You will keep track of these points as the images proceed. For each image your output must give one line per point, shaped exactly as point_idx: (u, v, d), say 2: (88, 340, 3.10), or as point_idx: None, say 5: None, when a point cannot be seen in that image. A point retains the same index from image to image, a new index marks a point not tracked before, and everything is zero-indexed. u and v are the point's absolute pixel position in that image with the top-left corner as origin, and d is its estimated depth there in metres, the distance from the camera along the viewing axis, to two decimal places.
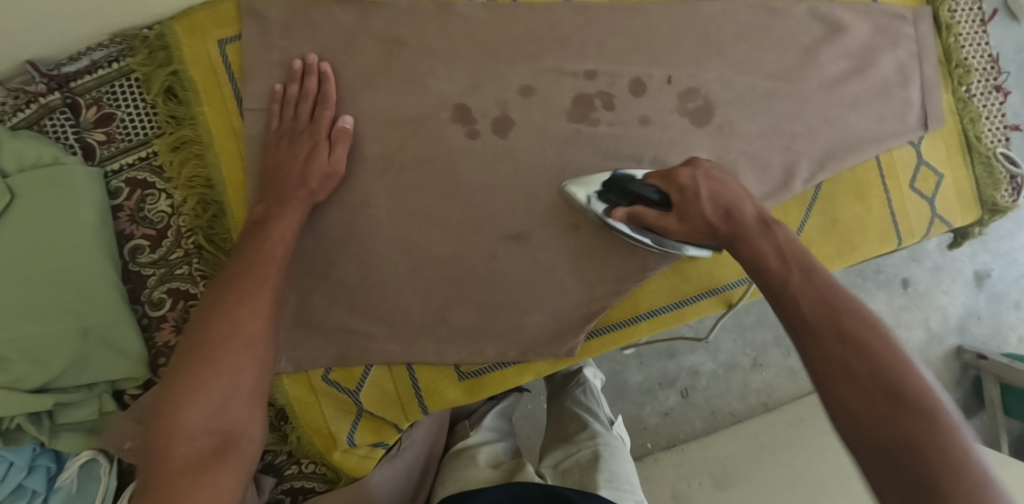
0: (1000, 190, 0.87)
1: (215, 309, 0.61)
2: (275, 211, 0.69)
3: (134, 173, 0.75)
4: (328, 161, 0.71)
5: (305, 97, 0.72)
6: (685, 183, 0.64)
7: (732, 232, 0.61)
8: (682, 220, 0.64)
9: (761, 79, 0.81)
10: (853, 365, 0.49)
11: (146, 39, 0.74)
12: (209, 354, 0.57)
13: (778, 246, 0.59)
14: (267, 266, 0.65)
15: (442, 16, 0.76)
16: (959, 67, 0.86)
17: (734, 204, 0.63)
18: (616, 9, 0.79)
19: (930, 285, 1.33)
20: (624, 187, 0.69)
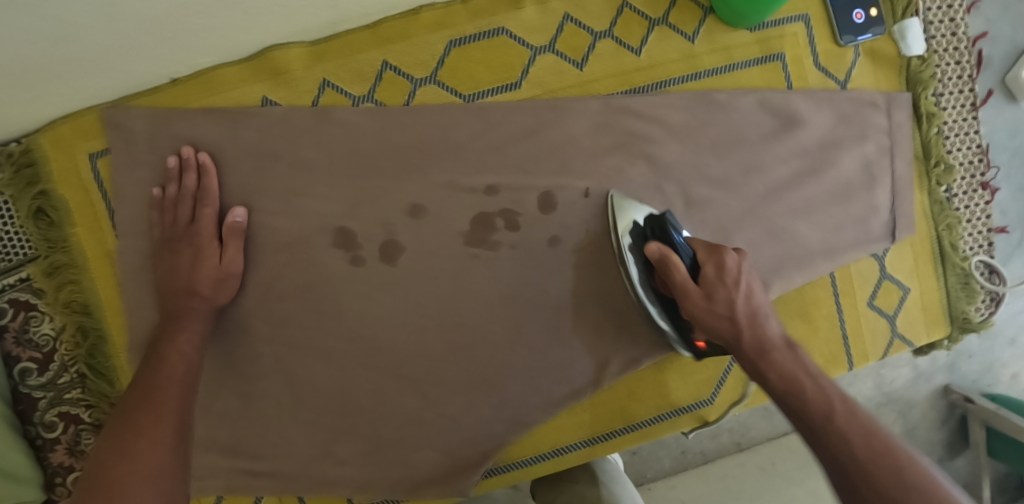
0: (974, 303, 0.76)
1: (112, 450, 0.51)
2: (170, 327, 0.63)
3: (16, 295, 0.70)
4: (218, 266, 0.66)
5: (183, 198, 0.66)
6: (729, 276, 0.60)
7: (757, 343, 0.58)
8: (706, 298, 0.60)
9: (697, 186, 0.70)
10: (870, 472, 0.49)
11: (11, 154, 0.68)
12: (106, 495, 0.47)
13: (802, 372, 0.56)
14: (168, 388, 0.57)
15: (319, 123, 0.68)
16: (938, 164, 0.74)
17: (762, 312, 0.60)
18: (522, 108, 0.69)
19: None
20: (673, 237, 0.62)
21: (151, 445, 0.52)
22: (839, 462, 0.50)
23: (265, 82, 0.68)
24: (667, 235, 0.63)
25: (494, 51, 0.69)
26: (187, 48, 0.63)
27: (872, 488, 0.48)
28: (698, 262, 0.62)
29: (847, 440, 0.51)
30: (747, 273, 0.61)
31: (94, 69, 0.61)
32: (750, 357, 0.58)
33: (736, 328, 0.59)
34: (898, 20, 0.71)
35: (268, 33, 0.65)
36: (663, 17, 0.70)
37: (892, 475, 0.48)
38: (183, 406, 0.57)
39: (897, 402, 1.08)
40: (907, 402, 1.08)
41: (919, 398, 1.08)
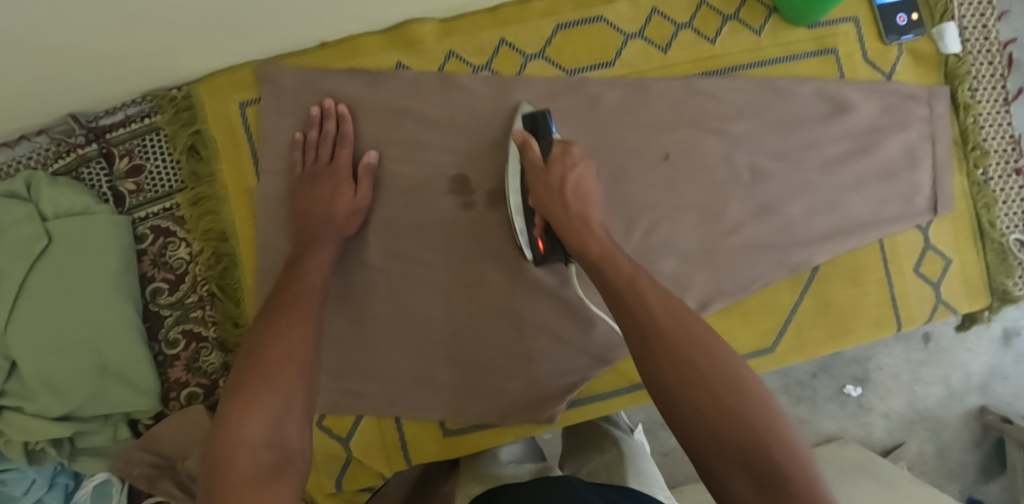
0: (1012, 277, 0.84)
1: (270, 332, 0.61)
2: (308, 249, 0.72)
3: (159, 221, 0.81)
4: (352, 200, 0.75)
5: (325, 140, 0.77)
6: (566, 161, 0.72)
7: (578, 213, 0.68)
8: (546, 171, 0.71)
9: (765, 156, 0.80)
10: (633, 310, 0.57)
11: (173, 99, 0.79)
12: (267, 370, 0.57)
13: (618, 250, 0.64)
14: (308, 295, 0.67)
15: (443, 86, 0.79)
16: (975, 148, 0.84)
17: (587, 193, 0.70)
18: (616, 83, 0.80)
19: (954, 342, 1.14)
20: (541, 125, 0.74)
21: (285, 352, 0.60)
22: (637, 324, 0.56)
23: (401, 50, 0.80)
24: (537, 126, 0.74)
25: (593, 35, 0.81)
26: (341, 15, 0.74)
27: (663, 348, 0.53)
28: (549, 150, 0.73)
29: (645, 306, 0.56)
30: (586, 166, 0.73)
31: (262, 28, 0.73)
32: (570, 223, 0.67)
33: (563, 197, 0.69)
34: (937, 24, 0.83)
35: (406, 9, 0.77)
36: (734, 14, 0.80)
37: (680, 332, 0.54)
38: (314, 315, 0.66)
39: (929, 420, 1.16)
40: (941, 422, 1.16)
41: (953, 418, 1.15)
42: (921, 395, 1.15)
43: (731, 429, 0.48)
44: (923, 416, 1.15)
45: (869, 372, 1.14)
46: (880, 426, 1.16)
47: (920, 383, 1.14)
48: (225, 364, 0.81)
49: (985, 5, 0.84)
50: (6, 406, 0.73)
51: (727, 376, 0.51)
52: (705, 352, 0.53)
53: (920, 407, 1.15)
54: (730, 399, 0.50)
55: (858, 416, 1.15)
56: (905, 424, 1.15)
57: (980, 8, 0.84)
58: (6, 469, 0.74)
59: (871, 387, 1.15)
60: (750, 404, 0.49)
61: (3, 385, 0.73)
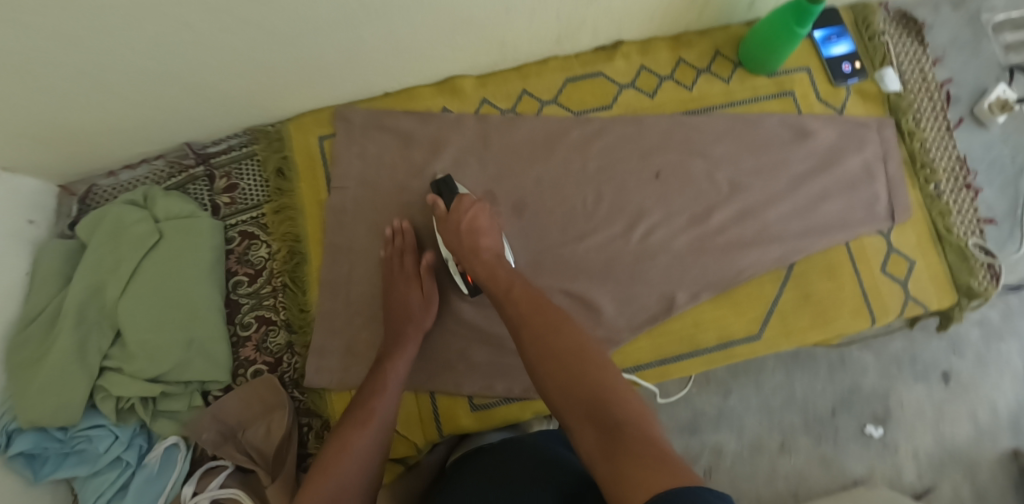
0: (974, 276, 0.96)
1: (356, 416, 0.80)
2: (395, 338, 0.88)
3: (246, 227, 1.00)
4: (421, 298, 0.90)
5: (406, 248, 0.92)
6: (462, 207, 0.89)
7: (469, 243, 0.86)
8: (447, 222, 0.89)
9: (742, 173, 0.97)
10: (510, 310, 0.76)
11: (268, 132, 1.01)
12: (334, 457, 0.76)
13: (499, 268, 0.82)
14: (391, 385, 0.83)
15: (480, 125, 0.99)
16: (924, 167, 0.99)
17: (478, 226, 0.87)
18: (618, 119, 0.99)
19: (976, 379, 1.18)
20: (445, 188, 0.92)
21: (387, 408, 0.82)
22: (513, 320, 0.75)
23: (446, 97, 1.01)
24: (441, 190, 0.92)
25: (594, 87, 1.00)
26: (402, 71, 0.96)
27: (528, 334, 0.71)
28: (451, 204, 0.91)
29: (517, 306, 0.76)
30: (478, 207, 0.89)
31: (343, 77, 0.95)
32: (465, 252, 0.85)
33: (459, 235, 0.87)
34: (877, 69, 1.02)
35: (452, 67, 0.99)
36: (707, 67, 1.01)
37: (540, 320, 0.72)
38: (390, 401, 0.82)
39: (962, 461, 1.16)
40: (974, 462, 1.16)
41: (985, 458, 1.16)
42: (949, 434, 1.16)
43: (574, 386, 0.64)
44: (954, 457, 1.16)
45: (891, 409, 1.16)
46: (910, 467, 1.15)
47: (946, 422, 1.16)
48: (289, 343, 0.95)
49: (919, 54, 1.05)
50: (109, 367, 0.88)
51: (581, 357, 0.66)
52: (566, 341, 0.68)
53: (950, 447, 1.16)
54: (581, 373, 0.64)
55: (885, 456, 1.15)
56: (934, 464, 1.15)
57: (917, 56, 1.05)
58: (96, 426, 0.87)
59: (895, 425, 1.16)
60: (598, 376, 0.64)
61: (109, 349, 0.89)
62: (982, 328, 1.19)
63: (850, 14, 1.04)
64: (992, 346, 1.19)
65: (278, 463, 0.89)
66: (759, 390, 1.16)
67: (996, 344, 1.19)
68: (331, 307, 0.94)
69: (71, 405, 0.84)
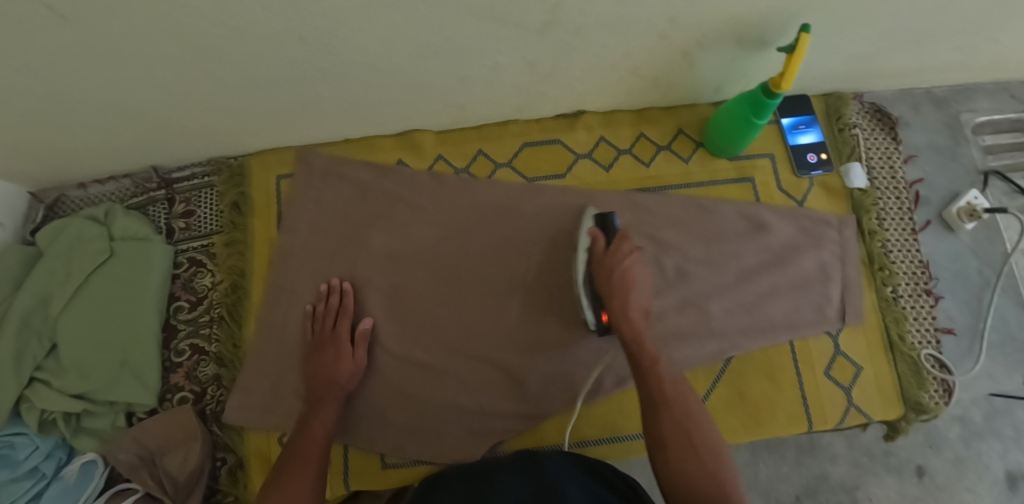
0: (924, 390, 0.93)
1: (278, 479, 0.78)
2: (313, 408, 0.86)
3: (195, 254, 1.01)
4: (352, 363, 0.88)
5: (330, 312, 0.91)
6: (621, 252, 0.81)
7: (619, 303, 0.79)
8: (602, 259, 0.82)
9: (689, 257, 0.95)
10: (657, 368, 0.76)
11: (231, 165, 1.02)
12: None
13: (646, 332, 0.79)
14: (312, 449, 0.81)
15: (434, 183, 0.99)
16: (881, 269, 0.96)
17: (632, 282, 0.81)
18: (570, 192, 0.98)
19: (953, 480, 0.97)
20: (608, 225, 0.85)
21: (315, 447, 0.82)
22: (645, 380, 0.76)
23: (404, 151, 1.01)
24: (605, 225, 0.85)
25: (552, 153, 1.00)
26: (364, 123, 0.98)
27: (658, 400, 0.74)
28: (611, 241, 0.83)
29: (657, 374, 0.76)
30: (634, 256, 0.83)
31: (302, 124, 0.97)
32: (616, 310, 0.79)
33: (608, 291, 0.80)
34: (843, 163, 1.00)
35: (413, 122, 0.99)
36: (667, 145, 1.01)
37: (662, 385, 0.75)
38: (318, 462, 0.81)
39: None
40: None
41: None
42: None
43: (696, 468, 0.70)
44: None
45: None
46: None
47: None
48: (218, 375, 0.96)
49: (891, 152, 1.02)
50: (39, 378, 0.91)
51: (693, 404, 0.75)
52: (682, 421, 0.73)
53: None
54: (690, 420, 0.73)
55: None
56: None
57: (888, 152, 1.02)
58: (19, 434, 0.89)
59: None
60: (699, 426, 0.73)
61: (43, 360, 0.92)
62: (962, 425, 0.98)
63: (822, 102, 1.03)
64: (971, 446, 0.98)
65: (186, 494, 0.90)
66: None
67: (978, 444, 0.98)
68: (265, 347, 0.94)
69: None
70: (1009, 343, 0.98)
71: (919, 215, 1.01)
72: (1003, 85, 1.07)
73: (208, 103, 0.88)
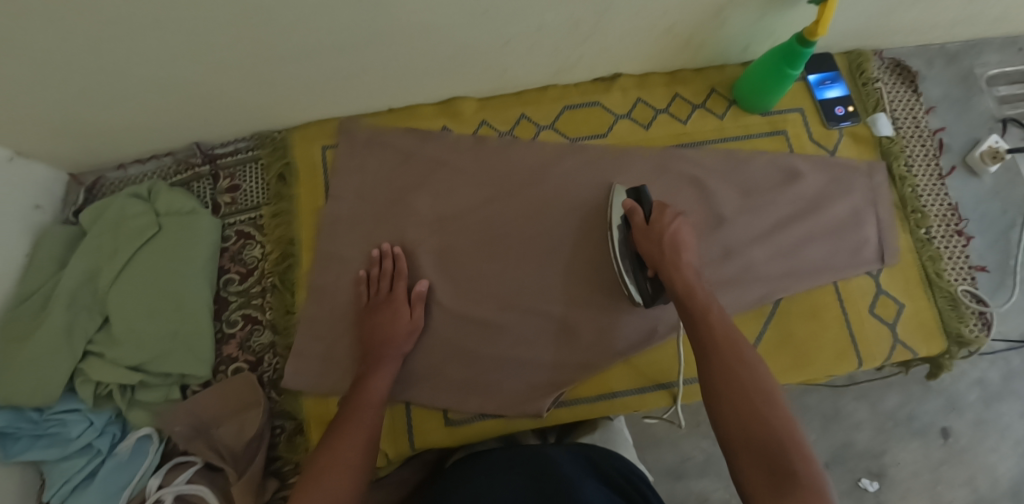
0: (964, 324, 0.96)
1: (330, 437, 0.76)
2: (371, 368, 0.85)
3: (243, 227, 1.01)
4: (409, 321, 0.90)
5: (385, 276, 0.93)
6: (663, 219, 0.85)
7: (671, 258, 0.81)
8: (647, 228, 0.85)
9: (729, 208, 0.98)
10: (710, 320, 0.74)
11: (275, 139, 1.03)
12: (316, 472, 0.71)
13: (700, 287, 0.78)
14: (368, 405, 0.80)
15: (477, 147, 1.01)
16: (915, 212, 1.00)
17: (681, 243, 0.83)
18: (610, 150, 1.01)
19: (975, 441, 1.12)
20: (643, 197, 0.90)
21: (377, 396, 0.82)
22: (700, 339, 0.73)
23: (447, 118, 1.03)
24: (640, 198, 0.90)
25: (591, 114, 1.03)
26: (406, 90, 1.00)
27: (716, 358, 0.71)
28: (651, 214, 0.87)
29: (711, 329, 0.73)
30: (681, 222, 0.85)
31: (347, 94, 0.98)
32: (666, 265, 0.81)
33: (661, 247, 0.82)
34: (869, 114, 1.05)
35: (455, 89, 1.01)
36: (702, 103, 1.04)
37: (724, 343, 0.72)
38: (374, 420, 0.79)
39: None
40: None
41: None
42: (946, 499, 1.10)
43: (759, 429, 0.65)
44: None
45: (885, 467, 1.12)
46: None
47: (943, 484, 1.11)
48: (272, 344, 0.96)
49: (913, 103, 1.07)
50: (92, 352, 0.90)
51: (748, 349, 0.71)
52: (746, 379, 0.68)
53: None
54: (738, 365, 0.69)
55: None
56: None
57: (911, 104, 1.07)
58: (72, 411, 0.88)
59: (889, 484, 1.12)
60: (763, 376, 0.69)
61: (95, 334, 0.91)
62: (983, 388, 1.14)
63: (844, 59, 1.08)
64: (992, 408, 1.13)
65: (246, 462, 0.89)
66: None
67: (998, 405, 1.13)
68: (319, 312, 0.95)
69: (49, 387, 0.85)
70: None
71: (944, 161, 1.05)
72: (1009, 40, 1.13)
73: (257, 73, 0.89)
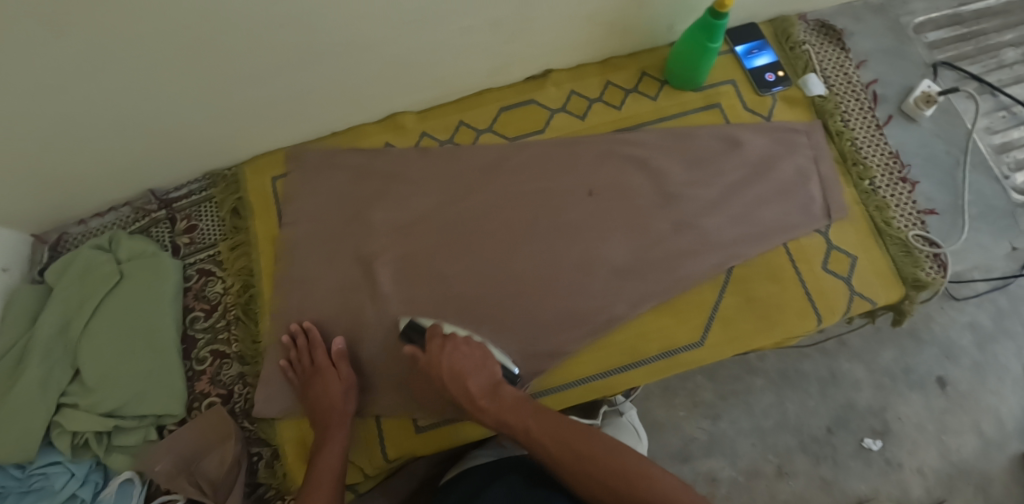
0: (919, 268, 0.97)
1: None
2: (320, 444, 0.85)
3: (203, 264, 1.03)
4: (341, 384, 0.90)
5: (305, 352, 0.92)
6: (432, 351, 0.86)
7: (470, 385, 0.83)
8: (428, 361, 0.86)
9: (675, 183, 0.99)
10: (541, 445, 0.76)
11: (226, 176, 1.06)
12: None
13: (490, 401, 0.82)
14: (326, 481, 0.80)
15: (422, 155, 1.03)
16: (856, 165, 1.02)
17: (467, 367, 0.85)
18: (552, 142, 1.02)
19: (975, 386, 1.12)
20: (416, 333, 0.90)
21: (330, 470, 0.82)
22: (546, 456, 0.76)
23: (390, 133, 1.05)
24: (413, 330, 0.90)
25: (528, 110, 1.04)
26: (346, 111, 1.02)
27: (565, 467, 0.74)
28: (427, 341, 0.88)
29: (544, 443, 0.76)
30: (454, 340, 0.87)
31: (290, 121, 1.01)
32: (473, 398, 0.83)
33: (450, 381, 0.84)
34: (801, 77, 1.06)
35: (394, 103, 1.04)
36: (635, 87, 1.06)
37: (562, 448, 0.75)
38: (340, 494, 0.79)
39: (970, 474, 1.09)
40: (985, 475, 1.09)
41: (995, 470, 1.09)
42: (954, 446, 1.10)
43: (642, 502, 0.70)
44: (962, 471, 1.09)
45: (889, 423, 1.11)
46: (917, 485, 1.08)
47: (948, 432, 1.10)
48: (242, 374, 0.97)
49: (843, 60, 1.09)
50: (66, 403, 0.91)
51: (571, 433, 0.77)
52: (604, 461, 0.73)
53: (956, 460, 1.09)
54: (592, 455, 0.74)
55: (889, 473, 1.08)
56: (942, 479, 1.08)
57: (841, 62, 1.09)
58: (53, 464, 0.89)
59: (894, 440, 1.10)
60: (612, 451, 0.74)
61: (68, 386, 0.92)
62: (974, 332, 1.15)
63: (770, 27, 1.10)
64: (987, 350, 1.14)
65: (227, 493, 0.90)
66: (749, 411, 1.11)
67: (992, 347, 1.14)
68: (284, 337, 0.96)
69: (26, 442, 0.86)
70: (990, 213, 1.03)
71: (881, 112, 1.07)
72: None
73: (198, 109, 0.91)
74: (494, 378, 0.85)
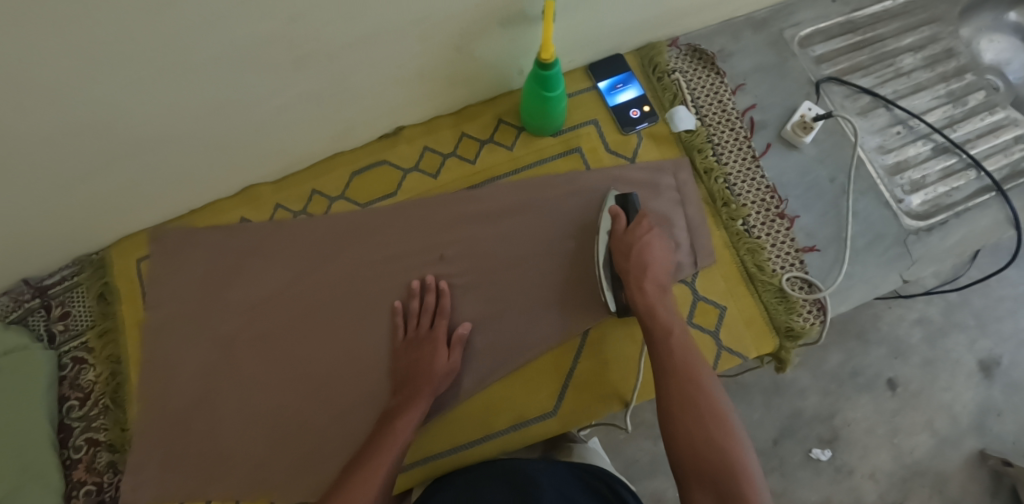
0: (793, 315, 0.90)
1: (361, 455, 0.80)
2: (403, 401, 0.86)
3: (77, 352, 1.04)
4: (446, 361, 0.88)
5: (427, 310, 0.91)
6: (638, 231, 0.86)
7: (634, 272, 0.84)
8: (627, 233, 0.87)
9: (532, 237, 0.95)
10: (684, 363, 0.77)
11: (93, 261, 1.06)
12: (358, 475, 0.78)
13: (660, 309, 0.82)
14: (412, 413, 0.84)
15: (275, 229, 1.01)
16: (725, 205, 0.95)
17: (648, 255, 0.85)
18: (404, 206, 0.99)
19: (925, 383, 1.11)
20: (630, 204, 0.90)
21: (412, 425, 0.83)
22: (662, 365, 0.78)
23: (244, 208, 1.03)
24: (626, 205, 0.91)
25: (380, 174, 1.02)
26: (196, 192, 1.00)
27: (678, 391, 0.75)
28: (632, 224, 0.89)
29: (670, 352, 0.78)
30: (653, 235, 0.87)
31: (143, 207, 1.00)
32: (633, 285, 0.83)
33: (629, 259, 0.85)
34: (668, 110, 1.00)
35: (244, 178, 1.01)
36: (489, 137, 1.02)
37: (681, 369, 0.77)
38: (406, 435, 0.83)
39: (926, 476, 1.07)
40: (939, 474, 1.07)
41: (951, 468, 1.07)
42: (908, 448, 1.08)
43: (711, 451, 0.70)
44: (916, 472, 1.07)
45: (837, 431, 1.09)
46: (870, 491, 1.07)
47: (900, 433, 1.09)
48: (113, 462, 0.99)
49: (718, 85, 1.01)
50: None
51: (699, 369, 0.77)
52: (711, 399, 0.74)
53: (909, 463, 1.08)
54: (698, 396, 0.75)
55: (839, 482, 1.07)
56: (895, 485, 1.06)
57: (714, 87, 1.01)
58: None
59: (844, 446, 1.09)
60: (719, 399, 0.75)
61: None
62: (924, 327, 1.14)
63: (637, 56, 1.03)
64: (937, 346, 1.13)
65: None
66: None
67: (943, 342, 1.13)
68: (148, 424, 0.97)
69: None
70: (878, 243, 0.94)
71: (757, 141, 0.99)
72: None
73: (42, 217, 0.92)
74: (662, 282, 0.85)
